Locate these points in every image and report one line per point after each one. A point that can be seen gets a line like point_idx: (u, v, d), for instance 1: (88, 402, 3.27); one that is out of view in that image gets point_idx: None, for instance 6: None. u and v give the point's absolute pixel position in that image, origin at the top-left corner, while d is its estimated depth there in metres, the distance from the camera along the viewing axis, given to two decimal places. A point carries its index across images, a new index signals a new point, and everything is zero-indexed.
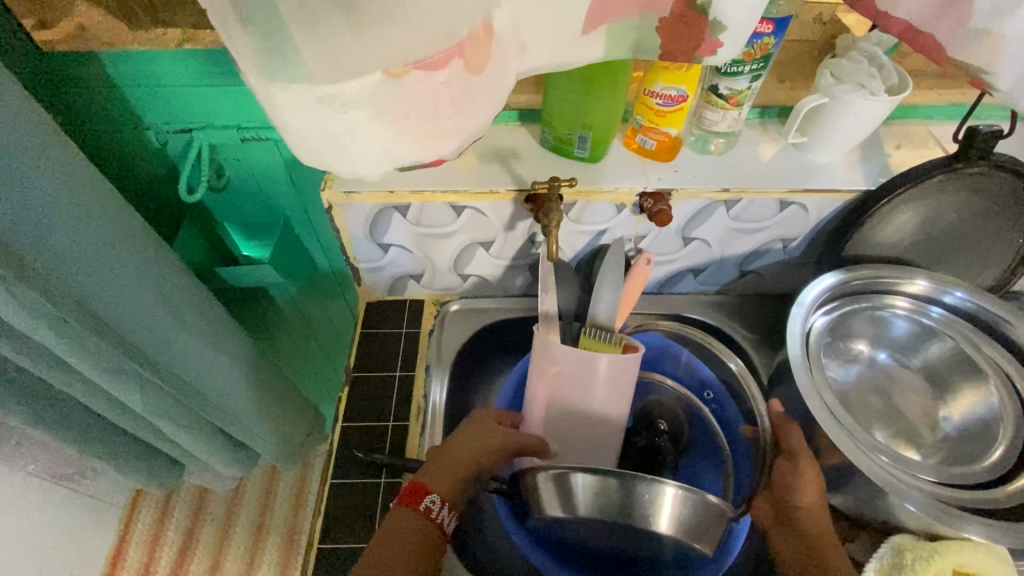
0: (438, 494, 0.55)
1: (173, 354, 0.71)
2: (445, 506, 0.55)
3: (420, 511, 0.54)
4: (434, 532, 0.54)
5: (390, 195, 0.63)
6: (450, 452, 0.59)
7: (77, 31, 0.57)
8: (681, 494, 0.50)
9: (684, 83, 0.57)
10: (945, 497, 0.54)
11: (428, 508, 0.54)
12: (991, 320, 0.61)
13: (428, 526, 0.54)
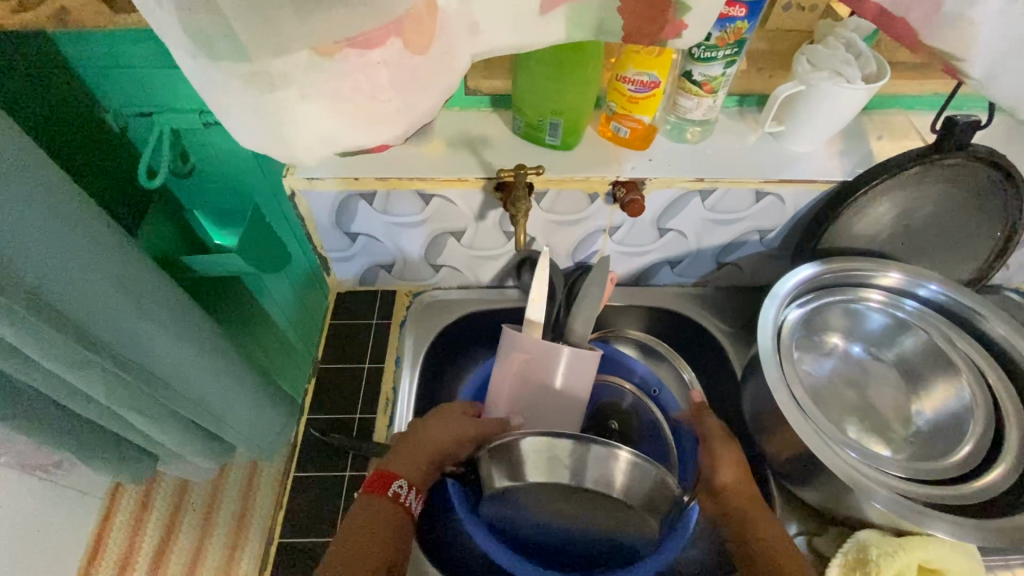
0: (404, 480, 0.56)
1: (137, 345, 0.69)
2: (412, 490, 0.56)
3: (388, 496, 0.54)
4: (401, 516, 0.54)
5: (355, 181, 0.61)
6: (416, 440, 0.59)
7: (55, 14, 0.54)
8: (632, 458, 0.52)
9: (656, 69, 0.55)
10: (913, 493, 0.53)
11: (395, 493, 0.55)
12: (963, 313, 0.61)
13: (394, 510, 0.54)
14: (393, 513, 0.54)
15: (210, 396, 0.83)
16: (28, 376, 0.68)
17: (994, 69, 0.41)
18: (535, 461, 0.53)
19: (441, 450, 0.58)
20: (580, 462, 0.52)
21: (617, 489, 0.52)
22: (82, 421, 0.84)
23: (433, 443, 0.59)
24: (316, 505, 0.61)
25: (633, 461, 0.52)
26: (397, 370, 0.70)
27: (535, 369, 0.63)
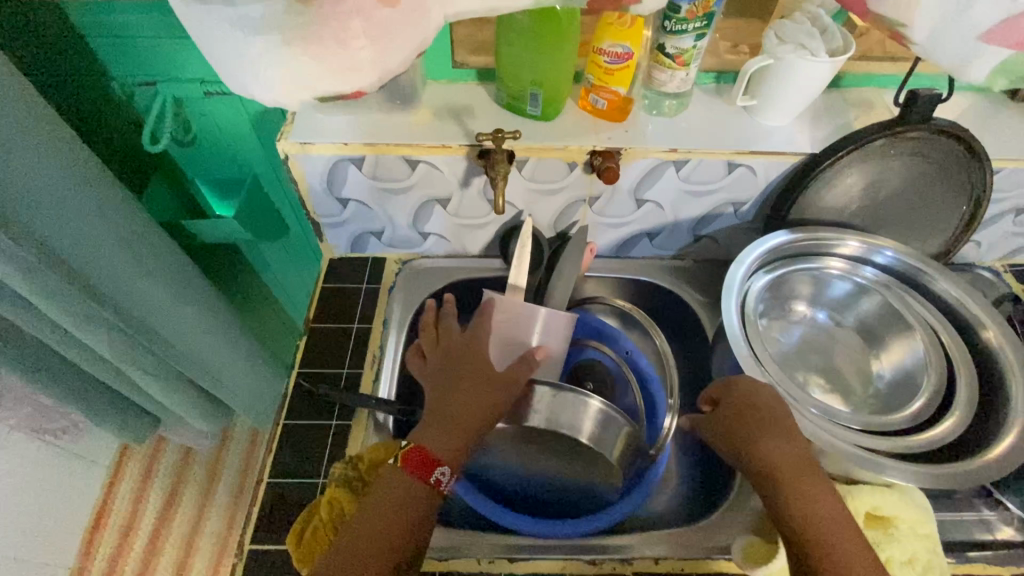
0: (447, 465, 0.53)
1: (137, 300, 0.73)
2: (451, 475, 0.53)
3: (430, 483, 0.52)
4: (433, 502, 0.52)
5: (344, 147, 0.64)
6: (459, 413, 0.55)
7: None
8: (601, 406, 0.58)
9: (628, 41, 0.58)
10: (870, 445, 0.55)
11: (437, 482, 0.52)
12: (918, 277, 0.64)
13: (428, 498, 0.52)
14: (428, 499, 0.52)
15: (208, 356, 0.87)
16: (39, 330, 0.72)
17: (937, 32, 0.43)
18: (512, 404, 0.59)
19: (476, 414, 0.56)
20: (548, 407, 0.58)
21: (584, 435, 0.57)
22: (88, 379, 0.89)
23: (469, 411, 0.56)
24: (304, 450, 0.64)
25: (602, 409, 0.57)
26: (384, 331, 0.74)
27: (515, 326, 0.68)
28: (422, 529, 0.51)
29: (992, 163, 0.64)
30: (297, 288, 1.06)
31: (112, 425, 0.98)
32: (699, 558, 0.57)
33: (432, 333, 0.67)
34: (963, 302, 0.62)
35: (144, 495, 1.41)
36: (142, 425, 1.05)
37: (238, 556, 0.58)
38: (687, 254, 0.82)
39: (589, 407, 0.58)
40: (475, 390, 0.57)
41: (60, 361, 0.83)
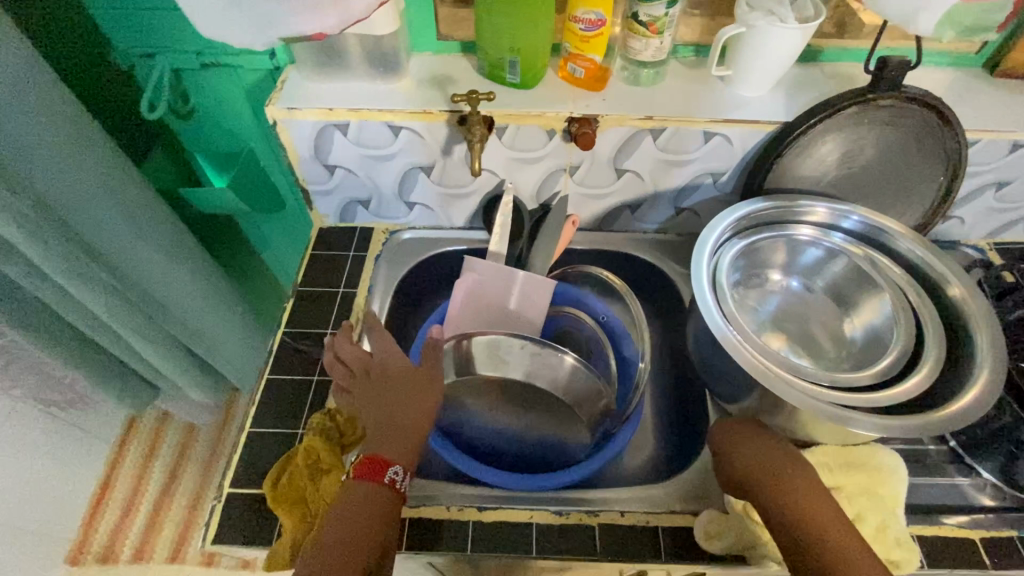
0: (399, 464, 0.50)
1: (132, 262, 0.75)
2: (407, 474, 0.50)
3: (386, 485, 0.48)
4: (395, 501, 0.49)
5: (329, 112, 0.67)
6: (399, 424, 0.53)
7: None
8: (575, 363, 0.59)
9: (601, 7, 0.60)
10: (840, 398, 0.54)
11: (394, 482, 0.49)
12: (888, 242, 0.65)
13: (389, 496, 0.49)
14: (390, 499, 0.49)
15: (201, 323, 0.90)
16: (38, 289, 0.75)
17: None
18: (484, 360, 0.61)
19: (422, 418, 0.54)
20: (520, 359, 0.59)
21: (553, 389, 0.59)
22: (88, 345, 0.92)
23: (412, 418, 0.53)
24: (285, 403, 0.66)
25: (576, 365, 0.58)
26: (369, 296, 0.76)
27: (494, 286, 0.71)
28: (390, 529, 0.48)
29: (964, 130, 0.65)
30: (291, 261, 1.09)
31: (113, 391, 1.02)
32: (666, 512, 0.59)
33: (342, 369, 0.61)
34: (931, 262, 0.62)
35: (145, 471, 1.45)
36: (142, 394, 1.09)
37: (216, 500, 0.59)
38: (669, 227, 0.83)
39: (564, 362, 0.59)
40: (405, 399, 0.54)
41: (62, 326, 0.87)
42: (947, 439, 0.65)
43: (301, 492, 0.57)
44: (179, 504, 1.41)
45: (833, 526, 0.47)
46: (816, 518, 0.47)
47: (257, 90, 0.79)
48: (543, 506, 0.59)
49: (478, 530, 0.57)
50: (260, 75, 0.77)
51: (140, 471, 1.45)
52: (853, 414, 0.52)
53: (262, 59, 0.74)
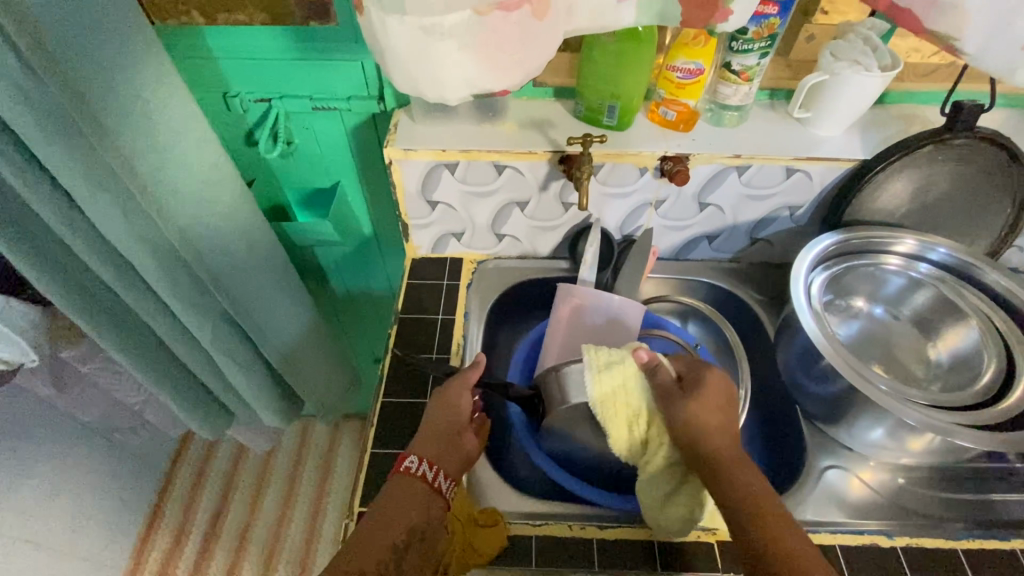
0: (415, 454, 0.59)
1: (243, 288, 0.82)
2: (425, 462, 0.58)
3: (401, 472, 0.57)
4: (421, 487, 0.56)
5: (442, 152, 0.73)
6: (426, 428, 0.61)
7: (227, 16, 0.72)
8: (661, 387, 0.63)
9: (701, 58, 0.67)
10: (946, 416, 0.59)
11: (409, 468, 0.57)
12: (973, 273, 0.68)
13: (414, 483, 0.57)
14: (415, 486, 0.56)
15: (288, 342, 0.96)
16: (153, 319, 0.82)
17: (986, 44, 0.51)
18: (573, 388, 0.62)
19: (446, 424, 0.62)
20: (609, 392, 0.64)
21: None
22: (177, 369, 0.97)
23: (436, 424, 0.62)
24: (400, 424, 0.69)
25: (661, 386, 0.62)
26: (467, 322, 0.80)
27: (595, 309, 0.75)
28: (416, 514, 0.55)
29: None
30: (361, 292, 1.14)
31: (194, 416, 1.05)
32: None
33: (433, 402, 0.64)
34: (1016, 290, 0.66)
35: (195, 499, 1.48)
36: (218, 419, 1.12)
37: (347, 518, 0.62)
38: (743, 257, 0.88)
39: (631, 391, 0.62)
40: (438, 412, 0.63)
41: (160, 350, 0.92)
42: None
43: None
44: (230, 529, 1.43)
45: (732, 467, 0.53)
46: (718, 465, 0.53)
47: (359, 131, 0.85)
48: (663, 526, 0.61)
49: (602, 548, 0.59)
50: (364, 118, 0.83)
51: (190, 496, 1.49)
52: (958, 429, 0.57)
53: (370, 104, 0.81)
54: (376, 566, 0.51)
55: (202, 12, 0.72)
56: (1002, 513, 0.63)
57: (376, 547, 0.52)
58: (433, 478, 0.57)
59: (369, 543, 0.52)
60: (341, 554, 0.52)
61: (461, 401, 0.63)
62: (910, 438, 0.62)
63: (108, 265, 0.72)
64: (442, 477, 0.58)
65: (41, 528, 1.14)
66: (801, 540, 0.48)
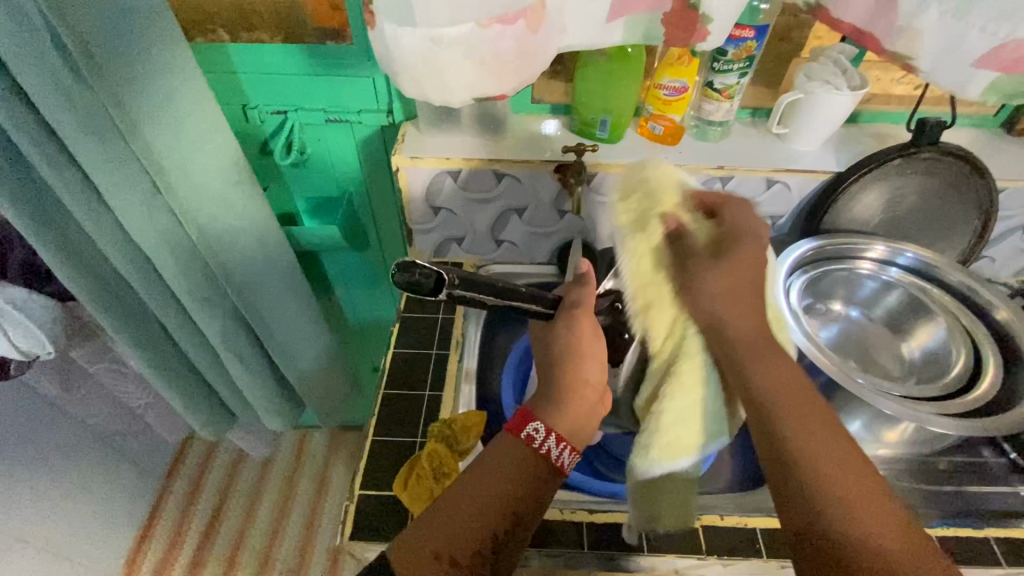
0: (541, 422, 0.52)
1: (254, 286, 0.86)
2: (552, 436, 0.52)
3: (522, 439, 0.52)
4: (538, 463, 0.51)
5: (446, 160, 0.78)
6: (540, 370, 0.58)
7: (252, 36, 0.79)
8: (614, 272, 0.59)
9: (685, 77, 0.72)
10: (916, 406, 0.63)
11: (532, 439, 0.51)
12: (939, 276, 0.73)
13: (532, 455, 0.51)
14: (532, 461, 0.51)
15: (292, 344, 0.99)
16: (166, 316, 0.86)
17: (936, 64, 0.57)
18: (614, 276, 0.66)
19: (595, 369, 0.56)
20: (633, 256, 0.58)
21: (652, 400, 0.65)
22: (185, 368, 1.00)
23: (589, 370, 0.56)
24: (400, 414, 0.72)
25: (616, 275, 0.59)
26: (466, 321, 0.84)
27: None
28: (524, 494, 0.50)
29: (995, 181, 0.75)
30: (364, 298, 1.18)
31: (198, 415, 1.08)
32: (764, 516, 0.64)
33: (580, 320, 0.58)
34: (972, 288, 0.71)
35: (191, 507, 1.48)
36: (220, 420, 1.15)
37: (349, 501, 0.65)
38: None
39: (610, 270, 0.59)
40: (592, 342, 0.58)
41: (169, 348, 0.95)
42: (1007, 451, 0.70)
43: (427, 496, 0.63)
44: (225, 537, 1.43)
45: (765, 383, 0.48)
46: (761, 391, 0.48)
47: (368, 142, 0.91)
48: None
49: (593, 530, 0.63)
50: (373, 130, 0.89)
51: (186, 504, 1.49)
52: (930, 416, 0.61)
53: (379, 117, 0.86)
54: (474, 546, 0.46)
55: (229, 30, 0.79)
56: (976, 502, 0.66)
57: (481, 522, 0.47)
58: (556, 457, 0.51)
59: (472, 516, 0.47)
60: (443, 519, 0.47)
61: (589, 340, 0.57)
62: (886, 429, 0.65)
63: (129, 261, 0.76)
64: (565, 452, 0.52)
65: (37, 528, 1.14)
66: (848, 458, 0.44)
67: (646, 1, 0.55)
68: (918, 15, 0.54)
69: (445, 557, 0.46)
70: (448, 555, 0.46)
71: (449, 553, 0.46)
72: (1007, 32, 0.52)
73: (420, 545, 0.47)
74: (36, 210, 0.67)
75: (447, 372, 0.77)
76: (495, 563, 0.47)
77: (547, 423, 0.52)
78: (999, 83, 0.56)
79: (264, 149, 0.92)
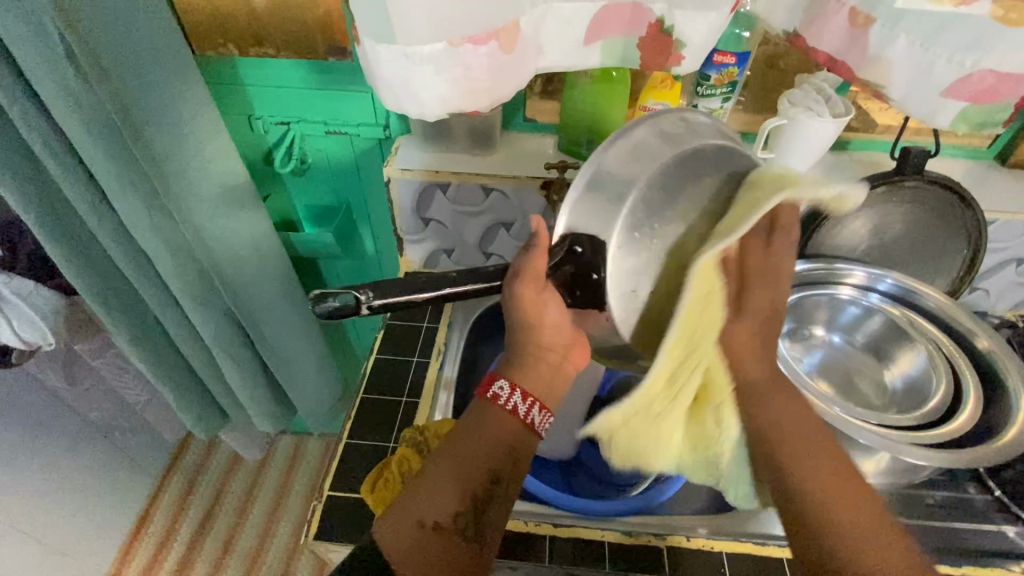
0: (505, 378, 0.51)
1: (243, 284, 0.88)
2: (518, 392, 0.50)
3: (489, 399, 0.50)
4: (508, 419, 0.50)
5: (435, 174, 0.80)
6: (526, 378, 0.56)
7: (261, 50, 0.81)
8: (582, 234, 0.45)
9: (668, 100, 0.74)
10: (893, 437, 0.61)
11: (498, 396, 0.50)
12: (920, 301, 0.73)
13: (502, 411, 0.50)
14: (505, 419, 0.50)
15: (283, 345, 1.01)
16: (162, 313, 0.89)
17: (908, 92, 0.57)
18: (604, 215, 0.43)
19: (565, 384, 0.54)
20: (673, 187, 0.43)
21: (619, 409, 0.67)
22: (180, 365, 1.03)
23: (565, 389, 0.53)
24: (376, 419, 0.74)
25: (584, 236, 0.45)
26: (450, 332, 0.85)
27: None
28: (498, 451, 0.49)
29: (982, 210, 0.74)
30: None
31: (190, 414, 1.10)
32: (731, 539, 0.63)
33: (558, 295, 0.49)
34: (953, 316, 0.71)
35: (183, 507, 1.50)
36: (213, 419, 1.17)
37: (317, 501, 0.66)
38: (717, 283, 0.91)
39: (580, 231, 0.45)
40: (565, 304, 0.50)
41: (166, 344, 0.98)
42: (991, 489, 0.68)
43: (396, 497, 0.63)
44: (215, 537, 1.45)
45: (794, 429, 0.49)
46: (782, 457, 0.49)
47: (367, 154, 0.94)
48: (619, 528, 0.63)
49: (554, 544, 0.62)
50: (371, 143, 0.92)
51: (180, 503, 1.50)
52: (907, 446, 0.59)
53: (376, 131, 0.90)
54: (453, 513, 0.46)
55: (237, 45, 0.81)
56: (959, 539, 0.64)
57: (457, 485, 0.47)
58: (525, 412, 0.50)
59: (450, 485, 0.47)
60: (422, 492, 0.47)
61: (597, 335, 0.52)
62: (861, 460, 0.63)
63: (127, 257, 0.79)
64: (534, 407, 0.51)
65: (33, 518, 1.17)
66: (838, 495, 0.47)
67: (620, 25, 0.57)
68: (889, 46, 0.55)
69: (428, 526, 0.45)
70: (432, 522, 0.45)
71: (432, 521, 0.45)
72: (972, 63, 0.53)
73: (402, 518, 0.46)
74: (43, 205, 0.71)
75: (426, 379, 0.78)
76: (479, 526, 0.46)
77: (511, 381, 0.50)
78: (968, 113, 0.57)
79: (269, 158, 0.96)
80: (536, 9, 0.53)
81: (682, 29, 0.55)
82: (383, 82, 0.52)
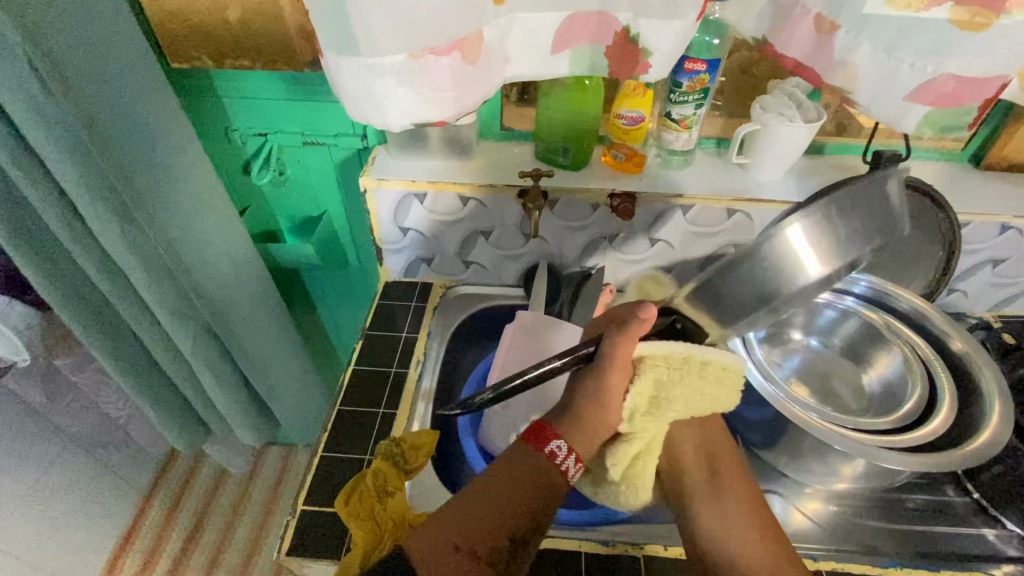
0: (566, 440, 0.50)
1: (222, 300, 0.88)
2: (574, 456, 0.50)
3: (545, 454, 0.50)
4: (554, 475, 0.49)
5: (411, 183, 0.80)
6: None
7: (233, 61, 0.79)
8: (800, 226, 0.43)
9: (642, 108, 0.74)
10: (861, 438, 0.61)
11: (555, 455, 0.50)
12: (891, 302, 0.73)
13: (551, 469, 0.49)
14: (553, 473, 0.49)
15: (264, 359, 1.01)
16: (139, 327, 0.88)
17: (873, 97, 0.58)
18: (783, 257, 0.43)
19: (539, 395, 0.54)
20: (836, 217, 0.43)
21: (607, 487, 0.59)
22: (161, 377, 1.02)
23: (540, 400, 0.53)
24: (353, 431, 0.73)
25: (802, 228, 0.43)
26: (429, 341, 0.85)
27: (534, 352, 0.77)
28: (538, 503, 0.48)
29: (956, 213, 0.75)
30: (345, 318, 1.21)
31: (172, 428, 1.09)
32: None
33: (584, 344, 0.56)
34: (929, 317, 0.71)
35: (170, 520, 1.48)
36: (195, 432, 1.16)
37: (290, 516, 0.65)
38: None
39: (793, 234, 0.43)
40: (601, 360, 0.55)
41: (145, 359, 0.97)
42: (970, 491, 0.68)
43: (370, 510, 0.62)
44: (203, 549, 1.44)
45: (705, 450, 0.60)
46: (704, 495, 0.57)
47: (346, 164, 0.94)
48: (595, 538, 0.62)
49: (530, 555, 0.61)
50: (350, 152, 0.92)
51: (166, 517, 1.49)
52: (882, 452, 0.58)
53: (354, 141, 0.90)
54: (490, 546, 0.45)
55: (213, 57, 0.79)
56: (940, 544, 0.63)
57: (499, 525, 0.46)
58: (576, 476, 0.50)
59: (491, 519, 0.46)
60: (457, 523, 0.46)
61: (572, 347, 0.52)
62: (839, 464, 0.63)
63: (102, 271, 0.79)
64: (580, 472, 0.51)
65: (16, 535, 1.15)
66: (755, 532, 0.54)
67: (586, 34, 0.57)
68: (852, 52, 0.56)
69: (464, 550, 0.45)
70: (467, 546, 0.45)
71: (471, 545, 0.45)
72: (934, 68, 0.54)
73: (440, 535, 0.46)
74: (13, 221, 0.70)
75: (404, 390, 0.78)
76: (513, 565, 0.46)
77: (570, 443, 0.50)
78: (933, 117, 0.58)
79: (247, 168, 0.96)
80: (499, 19, 0.53)
81: (648, 37, 0.55)
82: (347, 94, 0.52)
